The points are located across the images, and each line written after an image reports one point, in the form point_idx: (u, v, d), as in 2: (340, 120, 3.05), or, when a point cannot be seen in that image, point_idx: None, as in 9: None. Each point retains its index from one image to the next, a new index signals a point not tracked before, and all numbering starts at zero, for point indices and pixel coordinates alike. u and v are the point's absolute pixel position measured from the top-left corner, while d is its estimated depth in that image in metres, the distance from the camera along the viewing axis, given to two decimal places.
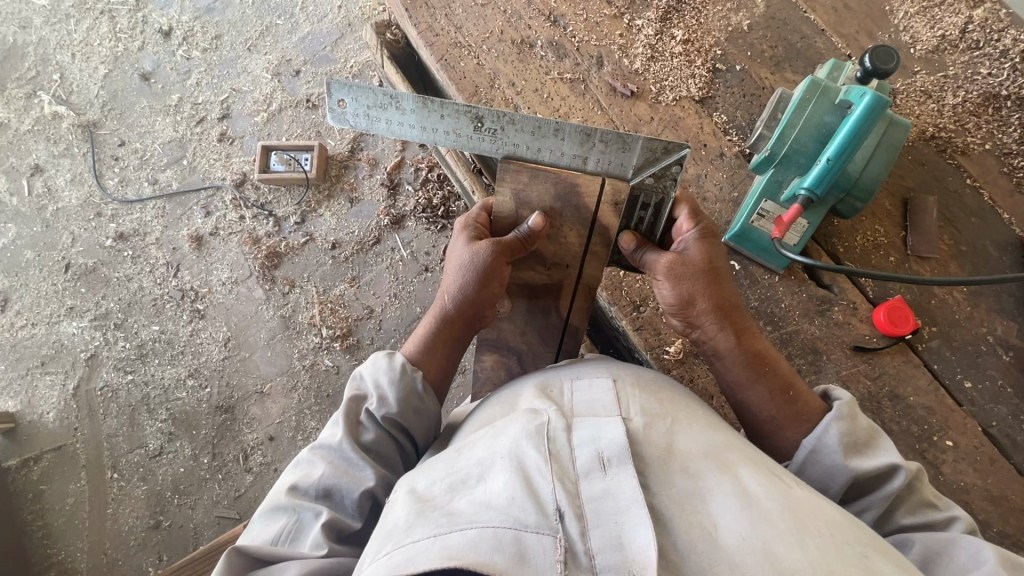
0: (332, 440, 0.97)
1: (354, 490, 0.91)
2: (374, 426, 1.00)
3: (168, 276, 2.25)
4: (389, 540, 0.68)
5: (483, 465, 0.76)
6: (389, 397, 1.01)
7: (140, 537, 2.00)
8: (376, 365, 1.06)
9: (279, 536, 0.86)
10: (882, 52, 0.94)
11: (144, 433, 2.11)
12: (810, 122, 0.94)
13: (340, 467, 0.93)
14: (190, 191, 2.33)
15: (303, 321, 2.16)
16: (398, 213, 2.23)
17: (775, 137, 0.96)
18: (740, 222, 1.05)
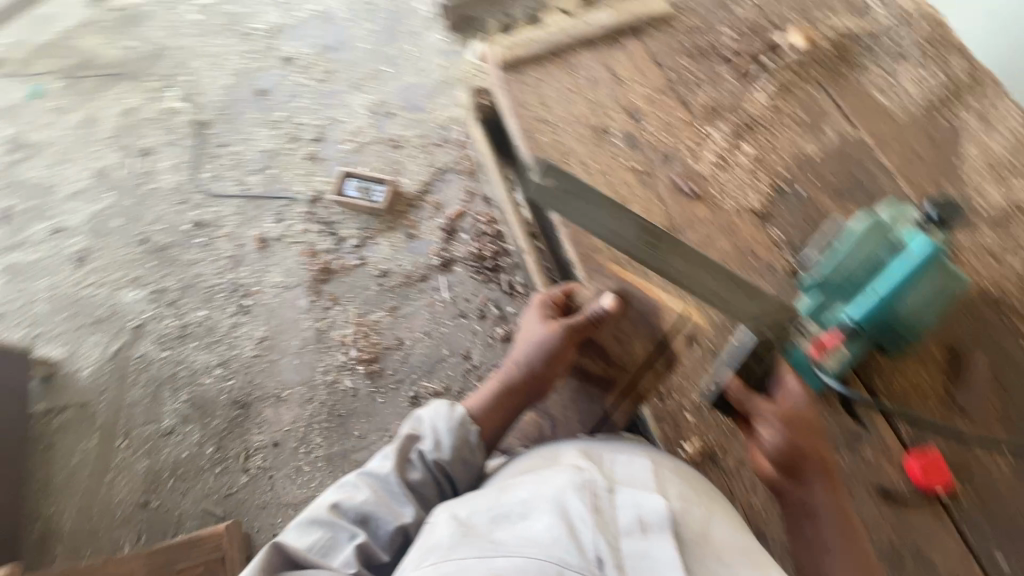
0: (381, 470, 1.06)
1: (390, 521, 0.99)
2: (422, 465, 1.09)
3: (227, 268, 2.41)
4: (437, 553, 0.78)
5: (527, 505, 0.82)
6: (444, 443, 1.12)
7: (127, 512, 2.03)
8: (436, 412, 1.18)
9: (315, 547, 0.94)
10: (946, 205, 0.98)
11: (162, 409, 2.18)
12: (865, 255, 0.97)
13: (383, 498, 1.02)
14: (269, 197, 2.53)
15: (335, 337, 2.24)
16: (449, 256, 2.34)
17: (828, 263, 0.99)
18: (781, 335, 1.05)
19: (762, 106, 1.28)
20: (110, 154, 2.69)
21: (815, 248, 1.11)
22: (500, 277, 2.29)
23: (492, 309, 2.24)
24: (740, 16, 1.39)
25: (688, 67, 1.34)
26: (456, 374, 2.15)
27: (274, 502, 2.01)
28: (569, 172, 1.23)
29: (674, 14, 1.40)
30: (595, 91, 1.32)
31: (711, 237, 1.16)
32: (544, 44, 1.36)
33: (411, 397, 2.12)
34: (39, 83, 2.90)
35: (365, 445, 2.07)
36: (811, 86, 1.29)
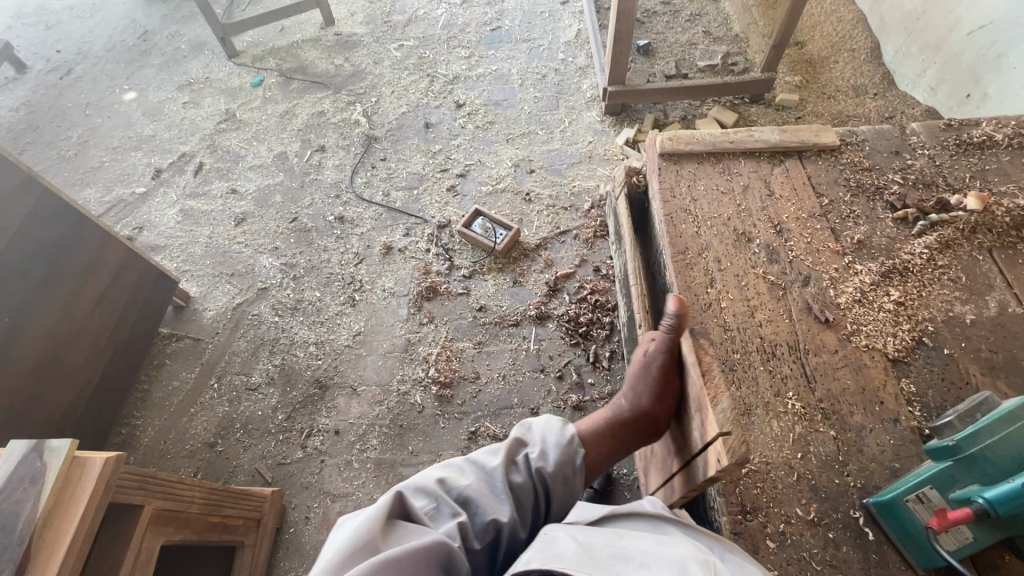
0: (488, 463, 1.07)
1: (489, 513, 0.99)
2: (525, 474, 1.08)
3: (351, 262, 2.66)
4: (560, 561, 0.78)
5: (648, 556, 0.79)
6: (551, 457, 1.10)
7: (195, 447, 2.21)
8: (544, 424, 1.18)
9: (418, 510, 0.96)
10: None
11: (256, 366, 2.40)
12: (1015, 437, 0.87)
13: (485, 489, 1.03)
14: (405, 213, 2.80)
15: (420, 353, 2.36)
16: (546, 311, 2.41)
17: (972, 431, 0.90)
18: (893, 493, 0.94)
19: (918, 256, 1.24)
20: (293, 143, 3.16)
21: (952, 410, 1.01)
22: (588, 345, 2.31)
23: (572, 374, 2.25)
24: (911, 166, 1.39)
25: (845, 200, 1.35)
26: (519, 425, 2.16)
27: (317, 486, 2.09)
28: (701, 264, 1.27)
29: (841, 148, 1.44)
30: (746, 198, 1.36)
31: (835, 367, 1.11)
32: (706, 144, 1.45)
33: (471, 432, 2.15)
34: (262, 76, 3.52)
35: (414, 462, 2.11)
36: (977, 250, 1.24)
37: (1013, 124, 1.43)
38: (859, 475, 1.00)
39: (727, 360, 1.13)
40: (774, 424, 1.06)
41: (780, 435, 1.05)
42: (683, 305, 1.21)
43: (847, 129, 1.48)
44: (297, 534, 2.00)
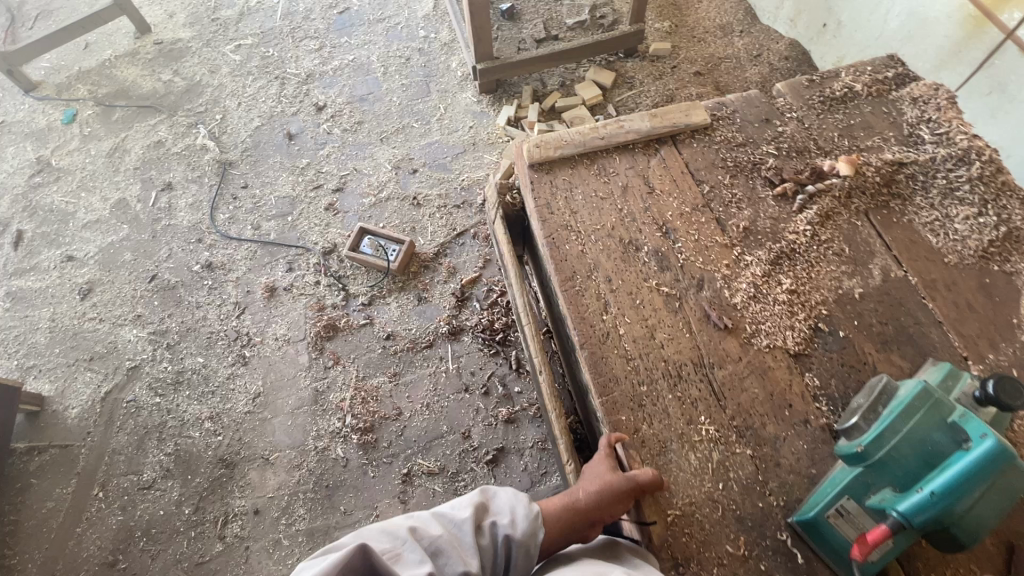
0: (459, 514, 0.97)
1: (458, 564, 0.89)
2: (493, 533, 0.97)
3: (231, 315, 2.36)
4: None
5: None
6: (519, 524, 0.98)
7: (91, 572, 1.91)
8: (514, 495, 1.04)
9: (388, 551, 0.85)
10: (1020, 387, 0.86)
11: (145, 460, 2.09)
12: (915, 432, 0.86)
13: (455, 540, 0.93)
14: (283, 245, 2.50)
15: (332, 401, 2.15)
16: (458, 325, 2.26)
17: (874, 436, 0.88)
18: (814, 510, 0.92)
19: (803, 233, 1.20)
20: (132, 185, 2.69)
21: (856, 403, 0.98)
22: (508, 352, 2.20)
23: (497, 387, 2.14)
24: (782, 133, 1.34)
25: (725, 184, 1.27)
26: (453, 454, 2.03)
27: None
28: (592, 288, 1.16)
29: (713, 125, 1.36)
30: (626, 201, 1.26)
31: (741, 378, 1.06)
32: (576, 146, 1.32)
33: (404, 474, 2.00)
34: (74, 108, 2.95)
35: (349, 522, 1.94)
36: (856, 216, 1.22)
37: (869, 70, 1.41)
38: (782, 491, 0.97)
39: (634, 396, 1.05)
40: (691, 457, 1.00)
41: (699, 467, 0.99)
42: (580, 341, 1.10)
43: (715, 102, 1.40)
44: None
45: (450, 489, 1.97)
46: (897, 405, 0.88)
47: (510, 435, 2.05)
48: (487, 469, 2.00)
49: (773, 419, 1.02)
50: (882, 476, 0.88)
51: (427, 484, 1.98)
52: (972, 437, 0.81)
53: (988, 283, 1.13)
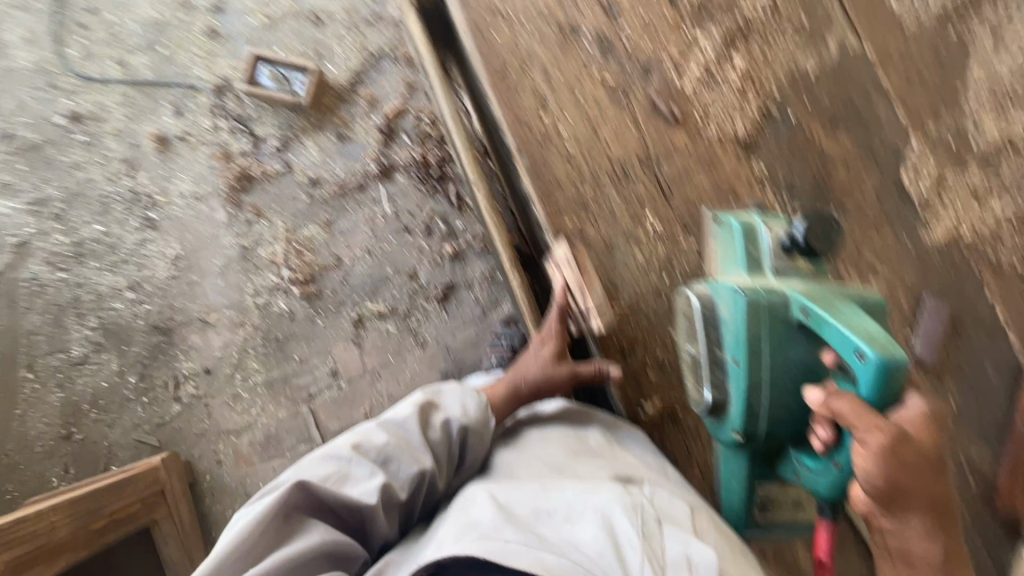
0: (404, 417, 0.97)
1: (412, 466, 0.92)
2: (443, 426, 0.98)
3: (120, 173, 2.04)
4: (475, 530, 0.77)
5: (572, 508, 0.81)
6: (470, 411, 1.01)
7: (49, 445, 1.90)
8: (459, 388, 1.04)
9: (332, 478, 0.88)
10: (817, 220, 0.80)
11: (69, 337, 1.95)
12: (776, 368, 0.82)
13: (403, 443, 0.94)
14: (163, 85, 2.09)
15: (263, 256, 2.00)
16: (389, 163, 2.04)
17: (743, 418, 0.85)
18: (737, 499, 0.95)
19: (762, 4, 1.06)
20: None
21: (689, 345, 0.93)
22: (447, 188, 2.03)
23: (439, 225, 2.01)
24: None
25: None
26: (402, 295, 1.98)
27: (213, 429, 1.92)
28: (528, 83, 1.02)
29: None
30: None
31: (689, 171, 1.01)
32: None
33: (355, 320, 1.97)
34: None
35: (306, 369, 1.95)
36: None
37: None
38: None
39: (578, 200, 1.00)
40: (636, 253, 1.00)
41: (644, 264, 1.00)
42: (518, 147, 1.00)
43: None
44: (217, 478, 1.90)
45: (404, 328, 1.97)
46: (740, 351, 0.83)
47: (457, 271, 1.99)
48: (438, 306, 1.97)
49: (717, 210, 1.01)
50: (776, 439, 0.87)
51: (380, 325, 1.97)
52: (845, 351, 0.73)
53: (941, 52, 1.07)
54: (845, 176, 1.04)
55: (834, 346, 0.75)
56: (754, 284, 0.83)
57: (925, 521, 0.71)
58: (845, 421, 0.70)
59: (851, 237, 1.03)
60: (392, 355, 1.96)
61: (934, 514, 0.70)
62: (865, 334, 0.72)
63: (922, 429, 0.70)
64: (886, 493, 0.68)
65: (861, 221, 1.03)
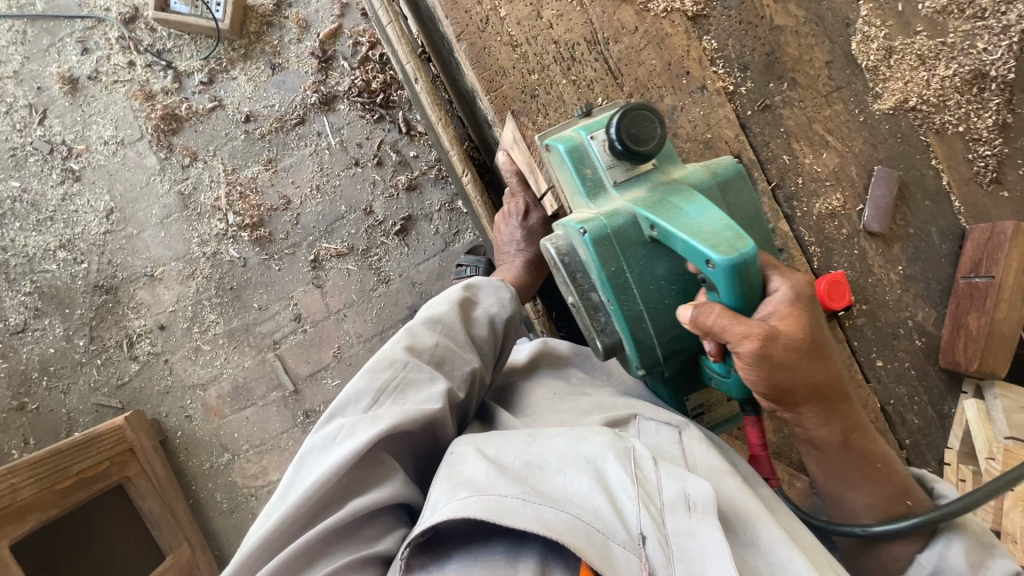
0: (447, 316, 0.92)
1: (465, 364, 0.87)
2: (485, 320, 0.95)
3: (31, 122, 1.86)
4: (466, 487, 0.67)
5: (564, 459, 0.74)
6: (506, 304, 0.99)
7: (2, 418, 1.81)
8: (491, 282, 1.01)
9: (390, 385, 0.80)
10: (627, 124, 0.75)
11: (4, 305, 1.83)
12: (649, 294, 0.81)
13: (452, 343, 0.89)
14: (63, 19, 1.88)
15: (205, 202, 1.88)
16: (329, 92, 1.91)
17: (634, 357, 0.84)
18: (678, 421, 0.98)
19: None
20: None
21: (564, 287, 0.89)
22: (394, 114, 1.92)
23: (390, 155, 1.92)
24: None
25: None
26: (360, 232, 1.90)
27: (178, 386, 1.86)
28: None
29: None
30: None
31: (638, 51, 0.96)
32: None
33: (312, 261, 1.89)
34: None
35: (268, 317, 1.88)
36: None
37: None
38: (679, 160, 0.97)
39: (524, 86, 0.94)
40: None
41: None
42: (457, 33, 0.93)
43: None
44: (189, 433, 1.86)
45: (365, 266, 1.90)
46: (610, 292, 0.80)
47: (415, 203, 1.92)
48: (399, 240, 1.91)
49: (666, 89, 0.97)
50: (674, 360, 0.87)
51: (340, 265, 1.90)
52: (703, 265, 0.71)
53: None
54: (796, 48, 1.01)
55: (687, 255, 0.73)
56: (597, 217, 0.79)
57: (817, 402, 0.76)
58: (719, 336, 0.72)
59: (803, 111, 1.01)
60: (356, 294, 1.89)
61: (818, 394, 0.75)
62: (711, 238, 0.70)
63: (793, 319, 0.71)
64: (771, 389, 0.73)
65: (812, 94, 1.01)
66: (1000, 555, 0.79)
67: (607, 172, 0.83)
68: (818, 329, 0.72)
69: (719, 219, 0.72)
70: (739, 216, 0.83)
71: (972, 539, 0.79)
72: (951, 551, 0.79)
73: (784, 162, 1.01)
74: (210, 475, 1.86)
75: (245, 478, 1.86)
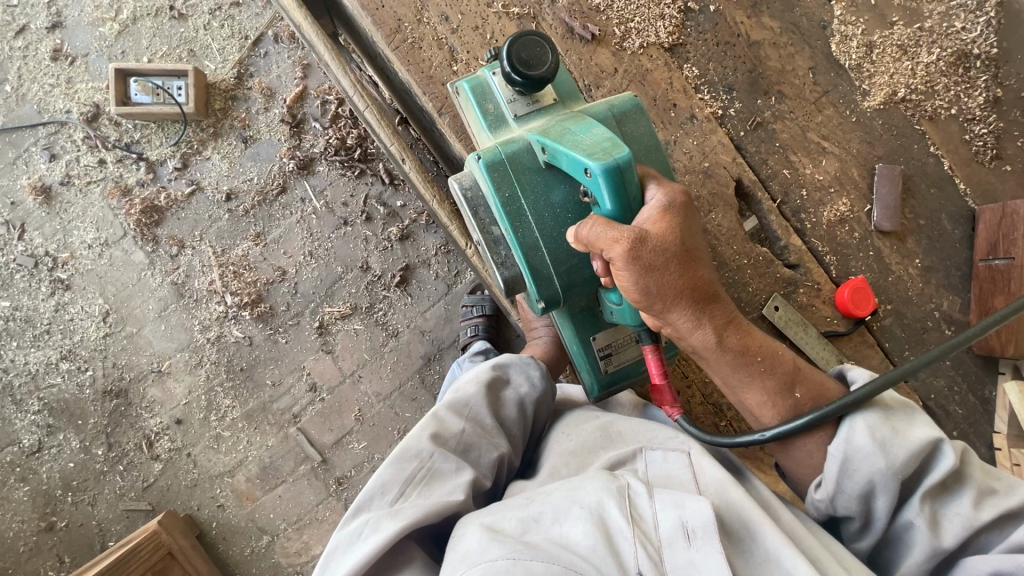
0: (474, 398, 0.89)
1: (493, 451, 0.84)
2: (515, 401, 0.93)
3: (10, 239, 1.83)
4: (463, 562, 0.64)
5: (559, 510, 0.71)
6: (537, 380, 0.96)
7: (32, 542, 1.78)
8: (520, 358, 0.98)
9: (416, 476, 0.77)
10: (518, 49, 0.78)
11: (15, 428, 1.80)
12: (545, 222, 0.84)
13: (480, 427, 0.86)
14: (24, 128, 1.85)
15: (200, 288, 1.85)
16: (306, 156, 1.88)
17: (534, 288, 0.85)
18: (588, 371, 0.96)
19: None
20: None
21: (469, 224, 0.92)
22: (375, 167, 1.89)
23: (378, 208, 1.89)
24: None
25: None
26: (360, 290, 1.87)
27: (205, 477, 1.83)
28: (429, 34, 0.98)
29: None
30: None
31: (622, 91, 0.99)
32: None
33: (318, 327, 1.86)
34: None
35: (283, 391, 1.85)
36: None
37: None
38: None
39: None
40: None
41: None
42: (438, 107, 0.97)
43: None
44: (224, 523, 1.82)
45: (371, 323, 1.87)
46: (506, 220, 0.83)
47: (410, 251, 1.89)
48: (401, 291, 1.88)
49: (659, 124, 0.99)
50: (581, 294, 0.90)
51: (346, 327, 1.87)
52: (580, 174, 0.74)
53: None
54: (778, 59, 1.02)
55: (572, 171, 0.77)
56: (494, 145, 0.84)
57: (687, 305, 0.74)
58: (596, 248, 0.73)
59: (795, 122, 1.01)
60: (367, 353, 1.86)
61: (688, 295, 0.73)
62: (589, 148, 0.74)
63: (664, 224, 0.73)
64: (643, 296, 0.72)
65: (800, 103, 1.02)
66: (921, 424, 0.74)
67: (508, 105, 0.87)
68: (685, 233, 0.73)
69: (602, 133, 0.76)
70: (636, 146, 0.85)
71: (881, 414, 0.75)
72: (854, 433, 0.74)
73: (785, 175, 1.02)
74: (253, 561, 1.82)
75: (289, 557, 1.82)
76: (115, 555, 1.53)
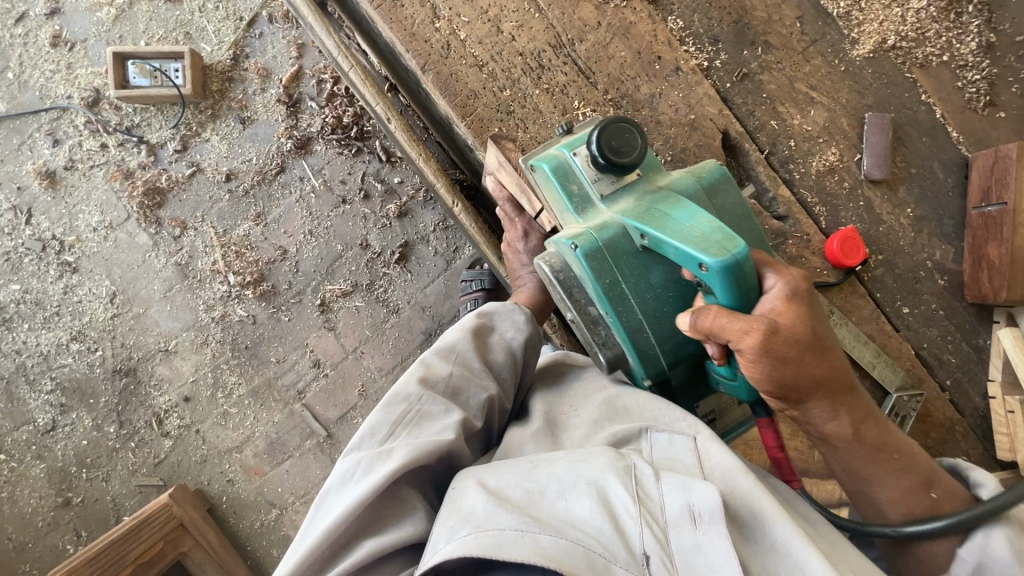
0: (461, 344, 0.91)
1: (481, 392, 0.86)
2: (502, 345, 0.94)
3: (19, 224, 1.87)
4: (467, 524, 0.65)
5: (564, 483, 0.70)
6: (524, 324, 0.98)
7: (50, 517, 1.83)
8: (506, 306, 1.00)
9: (405, 419, 0.79)
10: (608, 137, 0.78)
11: (29, 407, 1.85)
12: (647, 304, 0.81)
13: (467, 370, 0.88)
14: (27, 114, 1.88)
15: (203, 268, 1.88)
16: (303, 135, 1.90)
17: (640, 367, 0.84)
18: None
19: None
20: None
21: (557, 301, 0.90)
22: (371, 144, 1.90)
23: (376, 185, 1.90)
24: None
25: None
26: (360, 267, 1.89)
27: (214, 452, 1.87)
28: None
29: None
30: None
31: (606, 45, 0.99)
32: None
33: (319, 305, 1.88)
34: None
35: (288, 368, 1.88)
36: None
37: None
38: (666, 147, 0.99)
39: (498, 106, 0.98)
40: None
41: None
42: (421, 65, 0.98)
43: None
44: (233, 497, 1.86)
45: (372, 300, 1.89)
46: (608, 304, 0.81)
47: (408, 228, 1.90)
48: (400, 267, 1.89)
49: (644, 78, 0.99)
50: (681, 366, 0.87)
51: (348, 304, 1.89)
52: (695, 268, 0.71)
53: None
54: (764, 9, 1.01)
55: (679, 261, 0.73)
56: (587, 231, 0.80)
57: (820, 396, 0.72)
58: (720, 337, 0.70)
59: (783, 73, 1.01)
60: (369, 329, 1.89)
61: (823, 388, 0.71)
62: (700, 241, 0.70)
63: (791, 312, 0.69)
64: (778, 387, 0.70)
65: (787, 53, 1.01)
66: None
67: (591, 185, 0.84)
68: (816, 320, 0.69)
69: (708, 223, 0.72)
70: (728, 218, 0.83)
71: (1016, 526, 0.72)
72: (992, 542, 0.71)
73: (773, 127, 1.01)
74: (262, 533, 1.86)
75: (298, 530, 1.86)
76: (128, 526, 1.58)
